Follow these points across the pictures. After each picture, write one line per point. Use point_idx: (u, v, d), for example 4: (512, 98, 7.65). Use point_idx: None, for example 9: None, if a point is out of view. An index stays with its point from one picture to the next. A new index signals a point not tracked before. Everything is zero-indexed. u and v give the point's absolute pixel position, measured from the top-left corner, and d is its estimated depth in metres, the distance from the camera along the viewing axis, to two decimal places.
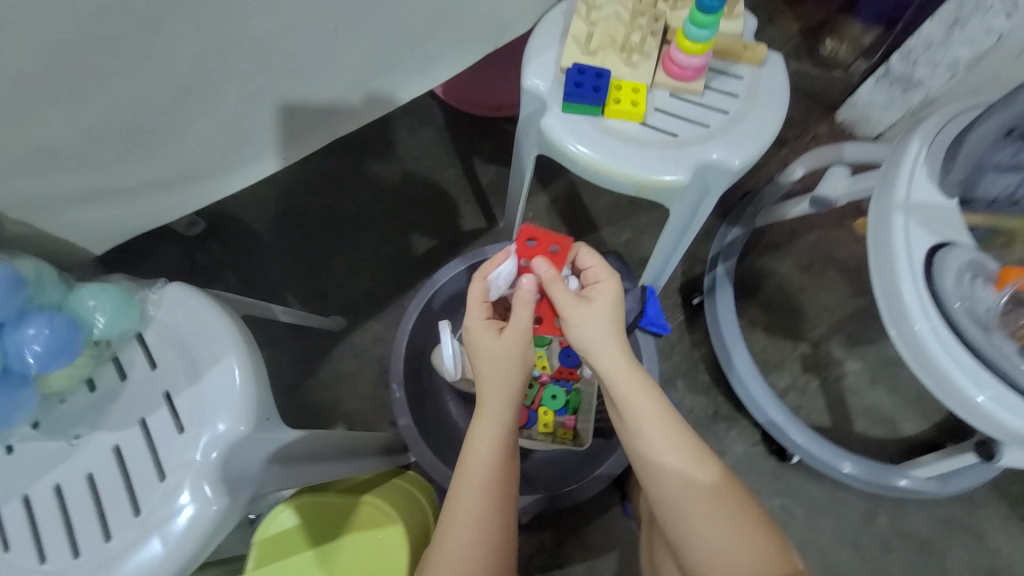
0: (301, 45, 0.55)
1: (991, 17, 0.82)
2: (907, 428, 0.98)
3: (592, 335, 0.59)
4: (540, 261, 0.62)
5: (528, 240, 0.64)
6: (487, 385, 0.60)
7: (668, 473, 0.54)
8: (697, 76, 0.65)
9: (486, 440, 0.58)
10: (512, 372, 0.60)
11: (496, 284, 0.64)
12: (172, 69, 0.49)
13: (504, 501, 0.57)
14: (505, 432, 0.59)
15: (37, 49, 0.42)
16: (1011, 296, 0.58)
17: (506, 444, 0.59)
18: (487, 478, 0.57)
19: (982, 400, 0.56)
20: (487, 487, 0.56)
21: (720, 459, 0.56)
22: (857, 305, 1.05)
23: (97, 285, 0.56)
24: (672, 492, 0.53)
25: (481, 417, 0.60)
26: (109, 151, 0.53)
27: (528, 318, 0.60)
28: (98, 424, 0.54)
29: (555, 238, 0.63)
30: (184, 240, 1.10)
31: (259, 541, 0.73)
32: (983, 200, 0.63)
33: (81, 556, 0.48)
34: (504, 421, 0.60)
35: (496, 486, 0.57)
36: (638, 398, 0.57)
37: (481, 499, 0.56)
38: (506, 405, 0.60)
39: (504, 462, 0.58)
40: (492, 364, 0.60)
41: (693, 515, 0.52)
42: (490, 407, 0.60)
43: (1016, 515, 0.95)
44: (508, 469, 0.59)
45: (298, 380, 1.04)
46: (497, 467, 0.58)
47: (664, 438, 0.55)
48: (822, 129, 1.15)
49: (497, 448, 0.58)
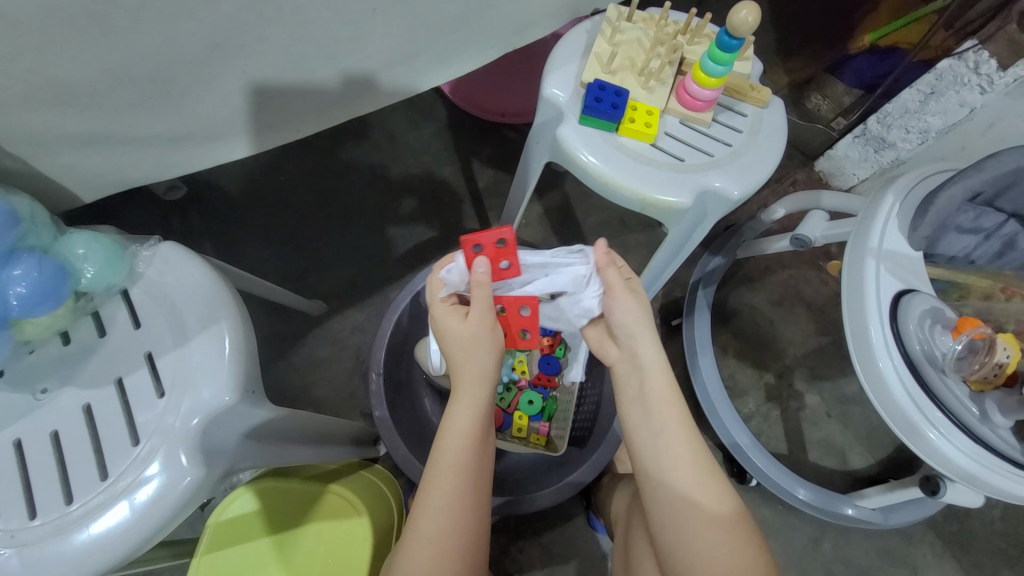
0: (338, 18, 0.56)
1: (966, 92, 0.90)
2: (856, 462, 1.05)
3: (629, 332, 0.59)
4: (485, 254, 0.58)
5: (475, 245, 0.58)
6: (464, 367, 0.59)
7: (668, 478, 0.56)
8: (706, 107, 0.69)
9: (463, 422, 0.58)
10: (484, 353, 0.59)
11: (450, 281, 0.61)
12: (207, 22, 0.49)
13: (477, 488, 0.57)
14: (482, 414, 0.59)
15: None
16: (965, 343, 0.64)
17: (482, 426, 0.59)
18: (467, 459, 0.57)
19: (933, 437, 0.61)
20: (464, 470, 0.56)
21: (720, 473, 0.56)
22: (820, 342, 1.11)
23: (89, 233, 0.55)
24: (671, 497, 0.55)
25: (458, 399, 0.59)
26: (128, 94, 0.53)
27: (489, 299, 0.58)
28: (69, 379, 0.52)
29: (498, 231, 0.58)
30: (162, 204, 1.06)
31: (213, 524, 0.69)
32: (943, 256, 0.70)
33: (37, 518, 0.46)
34: (480, 404, 0.59)
35: (473, 467, 0.57)
36: (664, 400, 0.58)
37: (459, 481, 0.56)
38: (482, 387, 0.59)
39: (480, 446, 0.58)
40: (463, 345, 0.59)
41: (689, 522, 0.53)
42: (466, 390, 0.59)
43: (946, 551, 1.01)
44: (484, 451, 0.59)
45: (269, 361, 1.00)
46: (475, 450, 0.57)
47: (673, 442, 0.57)
48: (801, 176, 1.23)
49: (472, 431, 0.58)
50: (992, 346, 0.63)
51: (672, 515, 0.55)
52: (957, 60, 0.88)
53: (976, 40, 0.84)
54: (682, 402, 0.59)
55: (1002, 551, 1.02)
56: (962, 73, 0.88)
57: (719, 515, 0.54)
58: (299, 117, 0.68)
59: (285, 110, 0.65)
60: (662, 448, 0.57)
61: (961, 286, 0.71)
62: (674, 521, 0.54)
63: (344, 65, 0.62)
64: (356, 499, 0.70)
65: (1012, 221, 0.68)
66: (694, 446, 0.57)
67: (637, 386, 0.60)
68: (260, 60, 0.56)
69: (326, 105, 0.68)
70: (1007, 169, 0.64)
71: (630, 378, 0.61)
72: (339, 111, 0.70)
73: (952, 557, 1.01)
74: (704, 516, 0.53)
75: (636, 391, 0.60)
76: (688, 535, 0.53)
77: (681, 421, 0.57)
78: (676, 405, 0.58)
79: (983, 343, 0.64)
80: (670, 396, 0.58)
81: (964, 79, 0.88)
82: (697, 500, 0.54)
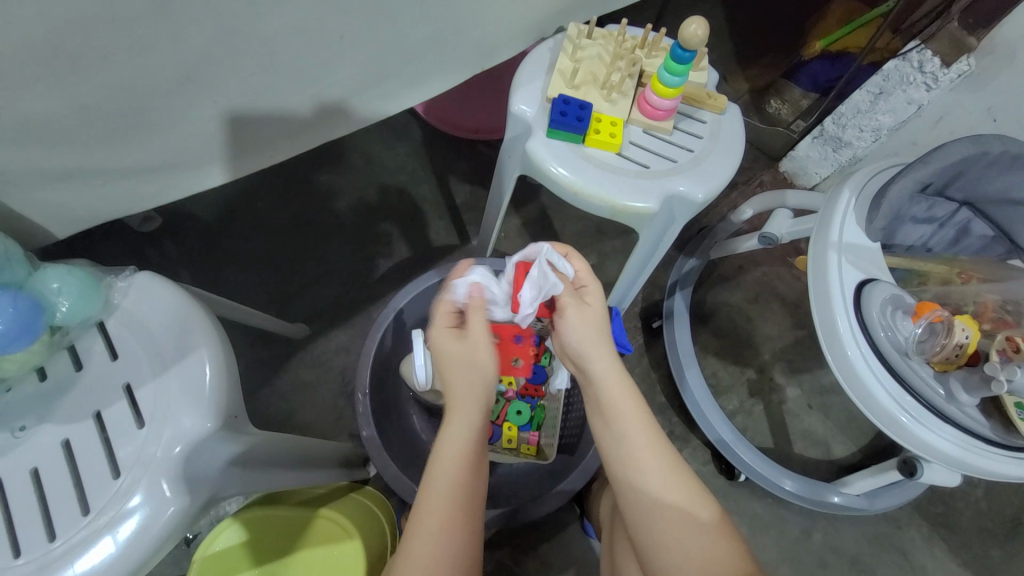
0: (306, 48, 0.58)
1: (912, 89, 0.95)
2: (839, 451, 1.07)
3: (582, 337, 0.60)
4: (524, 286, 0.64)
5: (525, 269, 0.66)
6: (456, 391, 0.60)
7: (634, 480, 0.56)
8: (667, 116, 0.72)
9: (455, 447, 0.57)
10: (470, 377, 0.60)
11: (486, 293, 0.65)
12: (178, 56, 0.51)
13: (473, 515, 0.55)
14: (474, 440, 0.58)
15: (48, 25, 0.43)
16: (925, 326, 0.67)
17: (475, 451, 0.58)
18: (458, 484, 0.55)
19: (905, 420, 0.63)
20: (455, 497, 0.54)
21: (697, 483, 0.56)
22: (796, 336, 1.15)
23: (63, 267, 0.55)
24: (645, 502, 0.55)
25: (451, 421, 0.59)
26: (98, 131, 0.54)
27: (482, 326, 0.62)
28: (47, 416, 0.51)
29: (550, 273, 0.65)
30: (136, 236, 1.05)
31: (198, 559, 0.67)
32: (902, 244, 0.76)
33: (22, 556, 0.45)
34: (472, 430, 0.59)
35: (467, 490, 0.55)
36: (627, 411, 0.58)
37: (452, 505, 0.54)
38: (476, 412, 0.60)
39: (474, 470, 0.57)
40: (458, 368, 0.61)
41: (665, 525, 0.53)
42: (458, 413, 0.59)
43: (934, 532, 1.04)
44: (478, 473, 0.58)
45: (253, 388, 1.00)
46: (469, 477, 0.56)
47: (635, 450, 0.57)
48: (767, 176, 1.28)
49: (467, 455, 0.57)
50: (951, 328, 0.66)
51: (649, 518, 0.54)
52: (902, 60, 0.93)
53: (919, 40, 0.91)
54: (641, 401, 0.59)
55: (989, 530, 1.05)
56: (908, 72, 0.94)
57: (688, 512, 0.53)
58: (273, 144, 0.69)
59: (257, 138, 0.66)
60: (625, 453, 0.57)
61: (920, 273, 0.75)
62: (639, 521, 0.54)
63: (314, 92, 0.64)
64: (345, 522, 0.69)
65: (963, 210, 0.74)
66: (659, 451, 0.57)
67: (593, 391, 0.60)
68: (231, 90, 0.58)
69: (299, 131, 0.69)
70: (952, 161, 0.68)
71: (588, 387, 0.62)
72: (312, 137, 0.71)
73: (940, 538, 1.04)
74: (677, 517, 0.53)
75: (595, 399, 0.60)
76: (660, 534, 0.53)
77: (644, 422, 0.58)
78: (635, 409, 0.58)
79: (942, 325, 0.66)
80: (626, 397, 0.58)
81: (910, 78, 0.94)
82: (672, 503, 0.54)
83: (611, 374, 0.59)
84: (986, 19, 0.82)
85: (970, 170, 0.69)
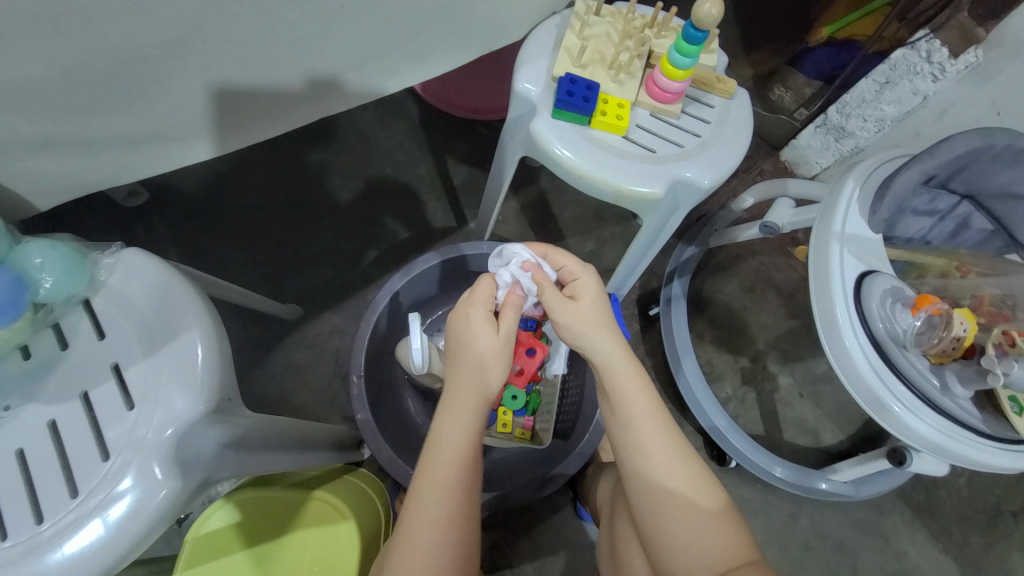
0: (305, 17, 0.55)
1: (918, 80, 0.94)
2: (828, 439, 1.09)
3: (590, 328, 0.59)
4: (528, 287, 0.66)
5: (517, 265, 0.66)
6: (456, 380, 0.58)
7: (639, 467, 0.56)
8: (676, 99, 0.70)
9: (452, 437, 0.56)
10: (487, 370, 0.58)
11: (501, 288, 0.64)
12: (167, 20, 0.48)
13: (469, 503, 0.54)
14: (468, 432, 0.56)
15: None
16: (923, 320, 0.67)
17: (473, 443, 0.56)
18: (452, 478, 0.54)
19: (898, 410, 0.64)
20: (453, 487, 0.53)
21: (701, 467, 0.56)
22: (791, 326, 1.15)
23: (46, 242, 0.53)
24: (647, 487, 0.55)
25: (448, 408, 0.57)
26: (83, 99, 0.51)
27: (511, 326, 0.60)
28: (31, 396, 0.50)
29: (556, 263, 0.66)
30: (122, 212, 1.02)
31: (191, 541, 0.67)
32: (902, 237, 0.76)
33: (8, 539, 0.44)
34: (466, 423, 0.57)
35: (464, 481, 0.54)
36: (632, 398, 0.57)
37: (447, 498, 0.53)
38: (473, 401, 0.57)
39: (473, 463, 0.56)
40: (469, 358, 0.58)
41: (668, 510, 0.53)
42: (455, 403, 0.57)
43: (917, 519, 1.07)
44: (476, 465, 0.56)
45: (245, 369, 0.98)
46: (466, 469, 0.55)
47: (640, 436, 0.56)
48: (767, 165, 1.27)
49: (462, 445, 0.56)
50: (949, 321, 0.65)
51: (653, 503, 0.54)
52: (909, 50, 0.92)
53: (928, 29, 0.88)
54: (645, 386, 0.58)
55: (969, 517, 1.08)
56: (915, 62, 0.92)
57: (691, 498, 0.54)
58: (266, 118, 0.66)
59: (250, 110, 0.63)
60: (630, 442, 0.56)
61: (918, 266, 0.75)
62: (644, 506, 0.55)
63: (310, 64, 0.61)
64: (340, 503, 0.69)
65: (965, 203, 0.74)
66: (663, 436, 0.56)
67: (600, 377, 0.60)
68: (223, 59, 0.55)
69: (295, 106, 0.67)
70: (959, 153, 0.67)
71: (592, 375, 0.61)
72: (307, 111, 0.68)
73: (924, 525, 1.07)
74: (680, 502, 0.53)
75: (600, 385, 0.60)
76: (664, 518, 0.53)
77: (648, 411, 0.57)
78: (639, 396, 0.58)
79: (941, 318, 0.66)
80: (632, 385, 0.58)
81: (917, 68, 0.93)
82: (674, 488, 0.54)
83: (611, 360, 0.59)
84: (995, 11, 0.81)
85: (975, 164, 0.69)
